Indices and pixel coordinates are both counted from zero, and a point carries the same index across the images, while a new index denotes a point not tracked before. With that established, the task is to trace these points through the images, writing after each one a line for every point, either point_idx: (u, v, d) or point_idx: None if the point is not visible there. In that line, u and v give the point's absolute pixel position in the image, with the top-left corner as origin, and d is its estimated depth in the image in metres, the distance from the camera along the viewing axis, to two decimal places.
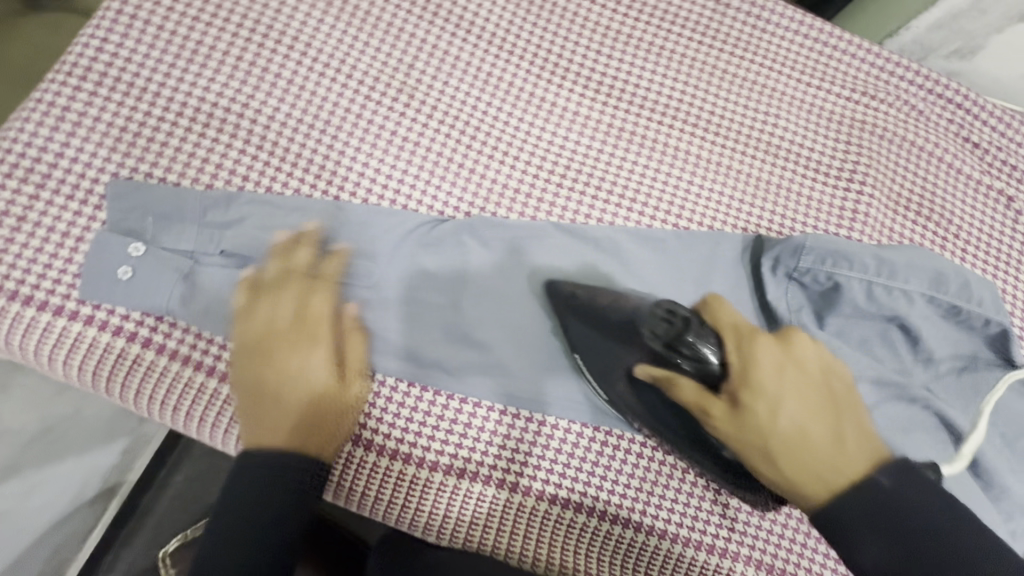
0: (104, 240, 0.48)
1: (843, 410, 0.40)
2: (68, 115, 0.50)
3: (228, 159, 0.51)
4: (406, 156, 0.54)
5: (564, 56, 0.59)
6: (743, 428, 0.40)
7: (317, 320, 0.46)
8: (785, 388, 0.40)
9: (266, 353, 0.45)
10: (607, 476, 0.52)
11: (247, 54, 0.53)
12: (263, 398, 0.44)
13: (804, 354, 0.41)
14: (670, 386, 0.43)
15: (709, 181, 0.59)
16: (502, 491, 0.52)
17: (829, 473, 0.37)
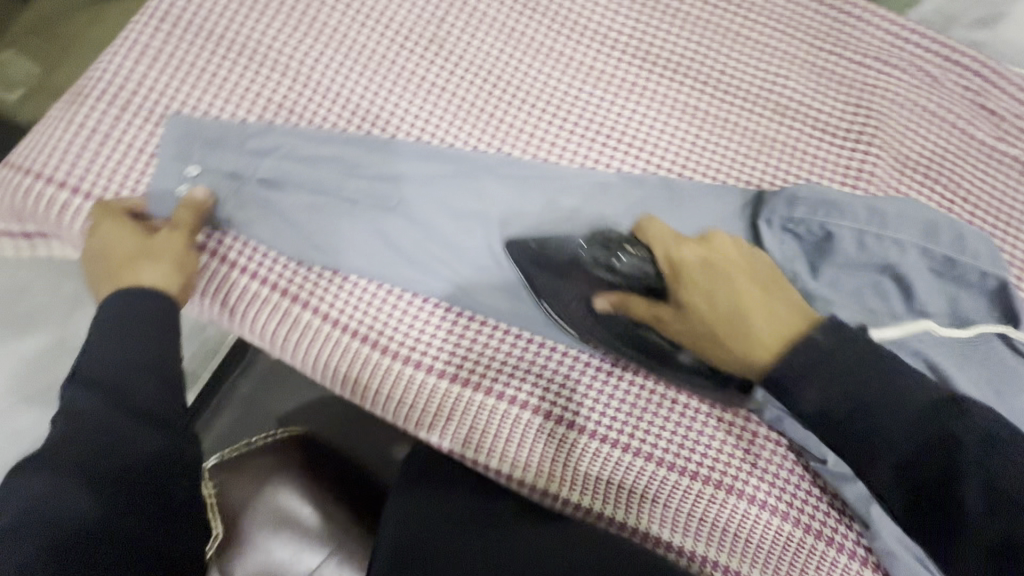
0: (166, 164, 0.56)
1: (778, 289, 0.49)
2: (148, 51, 0.58)
3: (278, 95, 0.59)
4: (432, 100, 0.60)
5: (583, 15, 0.64)
6: (688, 327, 0.50)
7: (109, 213, 0.53)
8: (720, 288, 0.48)
9: (105, 252, 0.51)
10: (629, 412, 0.56)
11: (299, 6, 0.61)
12: (94, 278, 0.51)
13: (721, 250, 0.50)
14: (627, 307, 0.53)
15: (716, 136, 0.62)
16: (558, 427, 0.57)
17: (722, 341, 0.47)
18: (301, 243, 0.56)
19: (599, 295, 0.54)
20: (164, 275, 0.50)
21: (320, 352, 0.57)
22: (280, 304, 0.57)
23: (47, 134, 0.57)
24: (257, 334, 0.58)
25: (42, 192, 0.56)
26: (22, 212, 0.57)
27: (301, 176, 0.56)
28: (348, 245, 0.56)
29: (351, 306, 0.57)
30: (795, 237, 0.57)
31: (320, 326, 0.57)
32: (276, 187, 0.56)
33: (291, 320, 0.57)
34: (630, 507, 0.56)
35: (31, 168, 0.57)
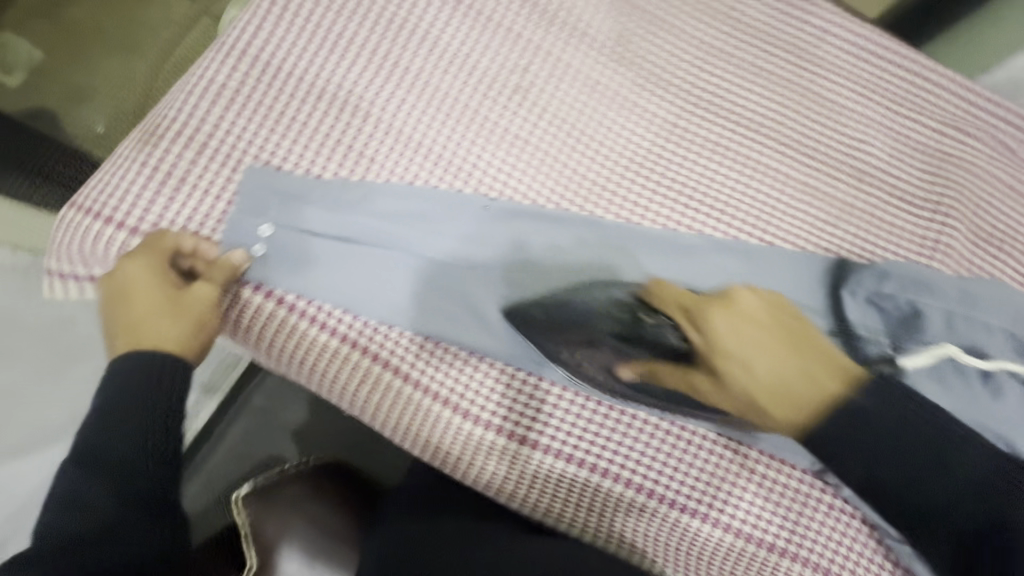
0: (243, 220, 0.53)
1: (803, 341, 0.49)
2: (224, 90, 0.56)
3: (360, 142, 0.56)
4: (516, 153, 0.58)
5: (668, 70, 0.62)
6: (725, 393, 0.51)
7: (140, 256, 0.50)
8: (747, 348, 0.48)
9: (127, 299, 0.49)
10: (697, 479, 0.58)
11: (381, 48, 0.59)
12: (112, 323, 0.50)
13: (747, 308, 0.50)
14: (653, 373, 0.54)
15: (797, 201, 0.62)
16: (629, 491, 0.57)
17: (787, 410, 0.46)
18: (382, 307, 0.54)
19: (625, 368, 0.55)
20: (181, 344, 0.50)
21: (401, 414, 0.56)
22: (359, 362, 0.55)
23: (113, 174, 0.54)
24: (336, 393, 0.56)
25: (107, 236, 0.53)
26: (85, 256, 0.54)
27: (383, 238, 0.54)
28: (430, 310, 0.55)
29: (433, 368, 0.56)
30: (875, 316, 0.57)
31: (401, 388, 0.55)
32: (356, 249, 0.54)
33: (372, 381, 0.55)
34: (682, 561, 0.59)
35: (94, 209, 0.53)
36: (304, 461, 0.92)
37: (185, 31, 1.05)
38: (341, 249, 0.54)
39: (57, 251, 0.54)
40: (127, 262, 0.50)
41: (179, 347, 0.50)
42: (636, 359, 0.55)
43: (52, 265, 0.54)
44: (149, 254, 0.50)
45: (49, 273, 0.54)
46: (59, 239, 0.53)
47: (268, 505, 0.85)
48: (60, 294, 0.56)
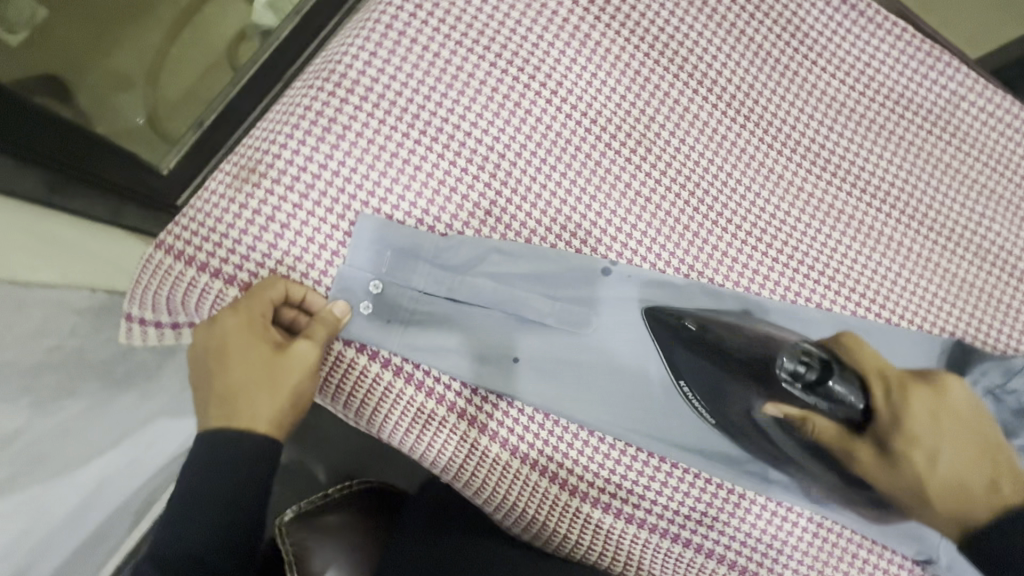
0: (352, 273, 0.50)
1: (994, 453, 0.54)
2: (331, 125, 0.51)
3: (475, 191, 0.53)
4: (637, 209, 0.55)
5: (795, 127, 0.60)
6: (897, 475, 0.54)
7: (242, 309, 0.46)
8: (939, 441, 0.54)
9: (224, 359, 0.46)
10: (808, 565, 0.54)
11: (502, 85, 0.54)
12: (206, 379, 0.47)
13: (955, 400, 0.56)
14: (801, 420, 0.53)
15: (916, 276, 0.59)
16: (733, 572, 0.54)
17: (959, 500, 0.53)
18: (494, 374, 0.50)
19: (773, 405, 0.53)
20: (273, 416, 0.47)
21: (507, 489, 0.52)
22: (464, 431, 0.51)
23: (205, 211, 0.49)
24: (436, 463, 0.52)
25: (200, 284, 0.49)
26: (172, 304, 0.49)
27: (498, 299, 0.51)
28: (543, 380, 0.51)
29: (541, 439, 0.51)
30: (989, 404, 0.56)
31: (509, 462, 0.51)
32: (471, 310, 0.51)
33: (477, 454, 0.51)
34: None
35: (185, 251, 0.49)
36: (347, 486, 0.89)
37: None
38: (454, 309, 0.51)
39: (139, 294, 0.49)
40: (227, 317, 0.46)
41: (270, 419, 0.47)
42: (791, 403, 0.53)
43: (131, 310, 0.50)
44: (251, 314, 0.46)
45: (126, 318, 0.50)
46: (144, 282, 0.49)
47: (315, 532, 0.82)
48: (137, 340, 0.51)
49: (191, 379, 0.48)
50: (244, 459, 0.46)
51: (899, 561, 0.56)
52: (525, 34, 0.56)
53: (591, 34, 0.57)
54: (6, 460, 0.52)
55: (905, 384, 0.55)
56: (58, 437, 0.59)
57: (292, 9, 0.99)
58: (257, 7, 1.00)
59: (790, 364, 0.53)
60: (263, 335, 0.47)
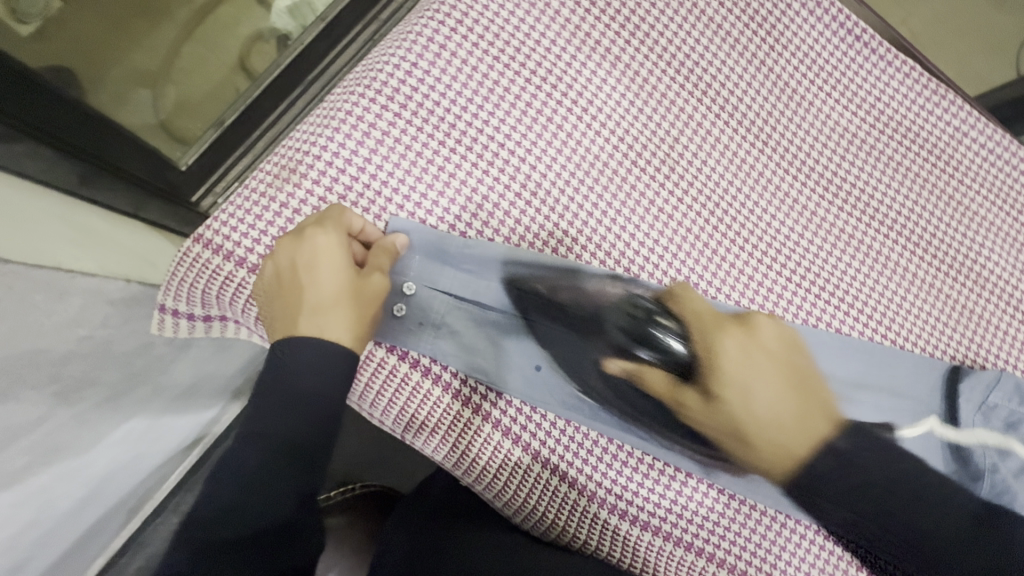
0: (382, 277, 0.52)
1: (810, 385, 0.55)
2: (370, 130, 0.53)
3: (503, 198, 0.55)
4: (659, 226, 0.58)
5: (810, 154, 0.63)
6: (714, 414, 0.52)
7: (328, 228, 0.47)
8: (744, 374, 0.52)
9: (301, 269, 0.47)
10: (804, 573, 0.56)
11: (534, 100, 0.57)
12: (289, 297, 0.46)
13: (765, 338, 0.54)
14: (645, 373, 0.53)
15: (919, 300, 0.63)
16: None
17: (778, 449, 0.51)
18: (513, 376, 0.52)
19: (613, 360, 0.53)
20: (357, 321, 0.47)
21: (528, 493, 0.53)
22: (490, 435, 0.52)
23: (245, 209, 0.50)
24: (459, 465, 0.53)
25: (236, 279, 0.50)
26: (207, 297, 0.51)
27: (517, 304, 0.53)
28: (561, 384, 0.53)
29: (561, 445, 0.53)
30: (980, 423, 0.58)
31: (530, 466, 0.53)
32: (489, 313, 0.53)
33: (500, 456, 0.52)
34: None
35: (220, 245, 0.49)
36: (349, 488, 0.89)
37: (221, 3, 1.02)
38: (474, 313, 0.53)
39: (174, 287, 0.50)
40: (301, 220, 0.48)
41: (355, 325, 0.47)
42: (648, 364, 0.53)
43: (166, 301, 0.51)
44: (320, 221, 0.47)
45: (160, 309, 0.51)
46: (180, 275, 0.50)
47: None
48: (169, 331, 0.53)
49: (271, 300, 0.47)
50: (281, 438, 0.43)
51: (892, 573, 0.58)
52: (559, 53, 0.58)
53: (621, 56, 0.60)
54: (25, 447, 0.52)
55: (708, 326, 0.53)
56: (72, 427, 0.59)
57: (313, 16, 1.01)
58: (277, 13, 1.02)
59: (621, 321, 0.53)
60: (338, 239, 0.48)
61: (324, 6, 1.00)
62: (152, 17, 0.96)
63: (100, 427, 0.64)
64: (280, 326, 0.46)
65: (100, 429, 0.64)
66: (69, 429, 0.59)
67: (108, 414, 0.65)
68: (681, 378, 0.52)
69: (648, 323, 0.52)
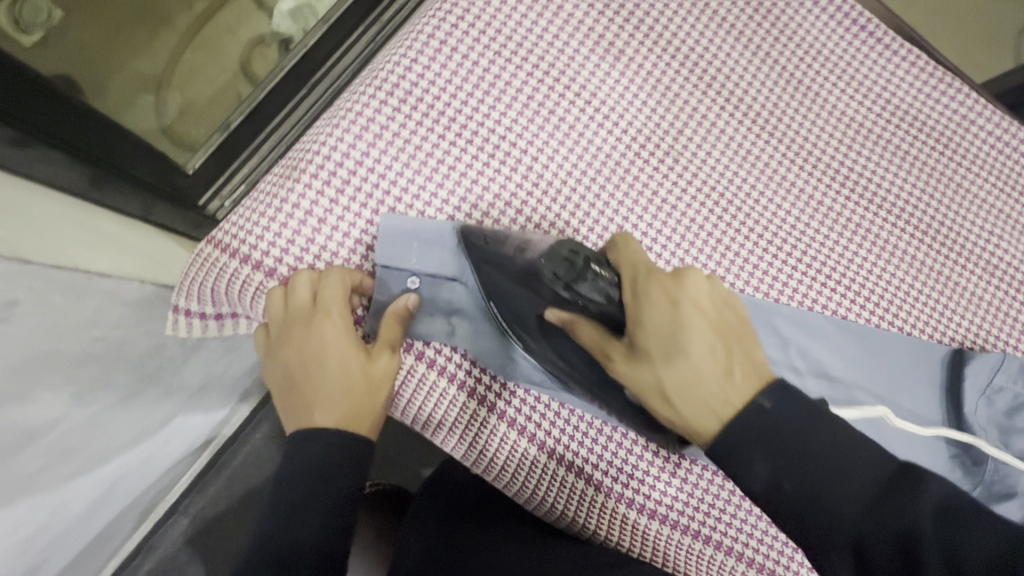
0: (386, 269, 0.52)
1: (741, 344, 0.42)
2: (374, 128, 0.53)
3: (506, 194, 0.56)
4: (663, 217, 0.58)
5: (814, 143, 0.63)
6: (636, 369, 0.43)
7: (331, 314, 0.48)
8: (670, 326, 0.42)
9: (313, 358, 0.47)
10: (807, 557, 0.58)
11: (537, 95, 0.57)
12: (302, 390, 0.46)
13: (692, 291, 0.43)
14: (577, 327, 0.47)
15: (926, 286, 0.63)
16: (743, 564, 0.57)
17: (703, 412, 0.39)
18: (517, 362, 0.53)
19: (551, 310, 0.49)
20: (364, 408, 0.46)
21: (535, 482, 0.55)
22: (497, 426, 0.54)
23: (253, 209, 0.51)
24: (465, 454, 0.55)
25: (243, 277, 0.50)
26: (217, 295, 0.51)
27: None
28: None
29: (566, 436, 0.55)
30: (984, 407, 0.57)
31: (537, 457, 0.55)
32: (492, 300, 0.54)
33: (505, 446, 0.54)
34: None
35: (231, 245, 0.50)
36: None
37: (222, 10, 1.03)
38: (477, 300, 0.53)
39: (186, 287, 0.51)
40: (292, 291, 0.49)
41: (359, 409, 0.46)
42: (580, 315, 0.47)
43: (178, 302, 0.51)
44: (321, 307, 0.48)
45: (174, 310, 0.52)
46: (192, 276, 0.50)
47: None
48: (183, 332, 0.52)
49: (285, 387, 0.48)
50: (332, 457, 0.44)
51: None
52: (561, 48, 0.59)
53: (624, 49, 0.60)
54: (40, 449, 0.53)
55: (647, 276, 0.44)
56: (87, 429, 0.60)
57: (313, 18, 1.01)
58: (278, 16, 1.03)
59: (561, 268, 0.47)
60: (342, 323, 0.48)
61: (325, 8, 1.00)
62: (155, 25, 0.98)
63: (114, 429, 0.65)
64: (292, 413, 0.47)
65: (114, 431, 0.65)
66: (83, 431, 0.59)
67: (121, 416, 0.65)
68: (613, 331, 0.46)
69: (584, 274, 0.46)
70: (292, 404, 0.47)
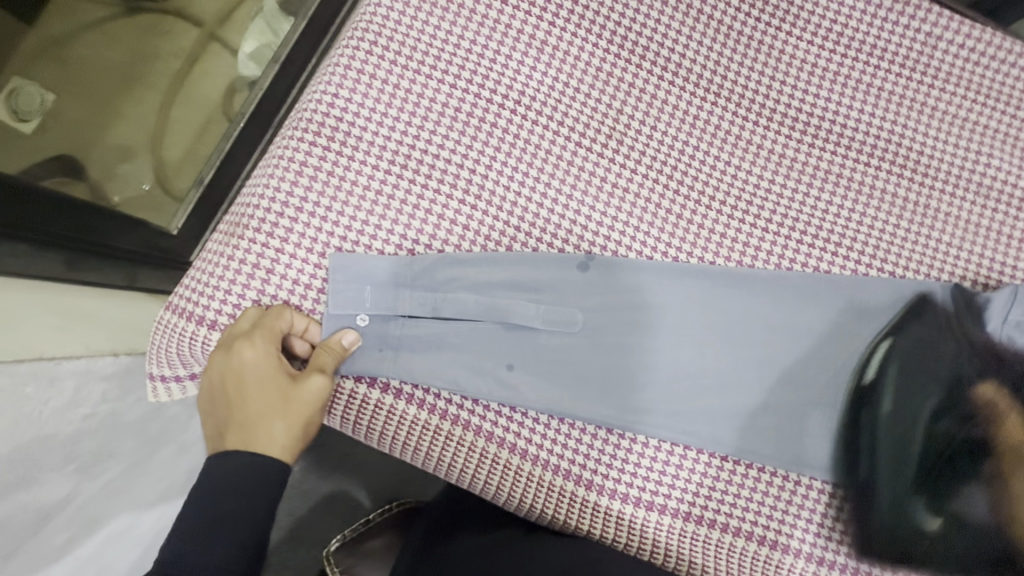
0: (336, 315, 0.51)
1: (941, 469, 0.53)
2: (305, 169, 0.53)
3: (451, 208, 0.54)
4: (615, 205, 0.56)
5: (769, 96, 0.60)
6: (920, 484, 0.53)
7: (258, 341, 0.47)
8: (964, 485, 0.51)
9: (238, 387, 0.47)
10: (828, 528, 0.54)
11: (465, 104, 0.56)
12: (222, 410, 0.47)
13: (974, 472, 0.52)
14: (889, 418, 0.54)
15: (915, 225, 0.58)
16: (761, 547, 0.53)
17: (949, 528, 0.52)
18: (479, 381, 0.51)
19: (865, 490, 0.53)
20: (283, 436, 0.47)
21: (523, 491, 0.52)
22: (471, 441, 0.51)
23: (203, 271, 0.52)
24: (452, 474, 0.53)
25: (201, 337, 0.51)
26: (184, 357, 0.52)
27: (476, 310, 0.52)
28: (527, 379, 0.52)
29: (549, 440, 0.52)
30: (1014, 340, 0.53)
31: (520, 465, 0.52)
32: (451, 324, 0.52)
33: (487, 460, 0.52)
34: None
35: (186, 310, 0.51)
36: (386, 509, 0.90)
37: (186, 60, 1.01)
38: (434, 327, 0.52)
39: (156, 355, 0.52)
40: (235, 321, 0.49)
41: (276, 435, 0.46)
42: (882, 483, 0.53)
43: (153, 369, 0.53)
44: (249, 333, 0.48)
45: (150, 377, 0.53)
46: (157, 344, 0.52)
47: (364, 560, 0.86)
48: (165, 396, 0.54)
49: (212, 414, 0.48)
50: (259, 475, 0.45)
51: None
52: (484, 51, 0.57)
53: (548, 39, 0.58)
54: (61, 522, 0.56)
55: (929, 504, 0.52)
56: (106, 498, 0.62)
57: (269, 56, 1.01)
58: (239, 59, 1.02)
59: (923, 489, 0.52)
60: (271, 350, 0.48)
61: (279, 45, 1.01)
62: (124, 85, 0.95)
63: (138, 491, 0.67)
64: (216, 439, 0.47)
65: (139, 494, 0.68)
66: (103, 500, 0.62)
67: (140, 479, 0.68)
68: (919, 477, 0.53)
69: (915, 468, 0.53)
70: (217, 430, 0.47)
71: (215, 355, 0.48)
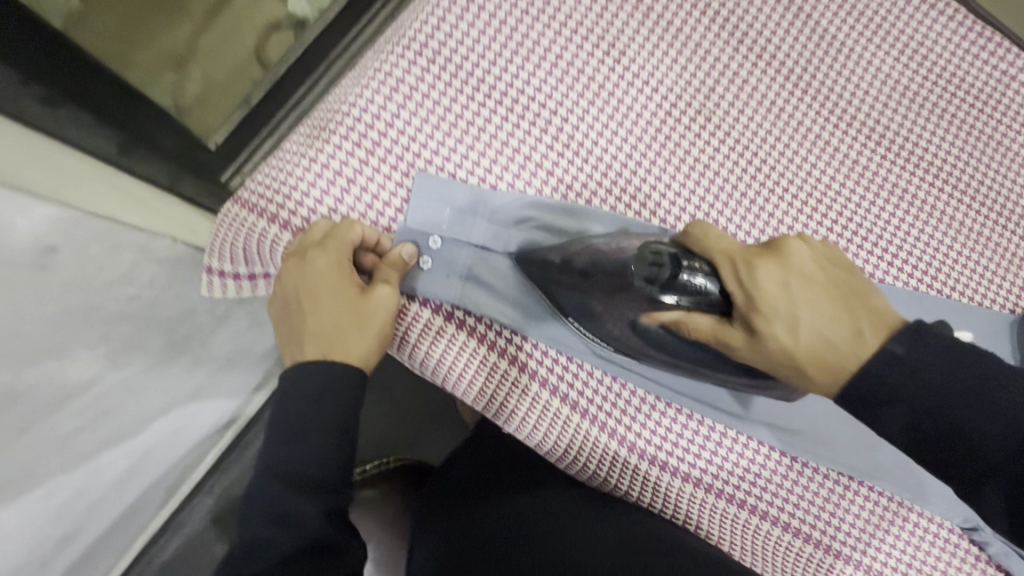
0: (410, 229, 0.51)
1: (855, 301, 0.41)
2: (401, 87, 0.52)
3: (537, 153, 0.54)
4: (695, 179, 0.57)
5: (851, 102, 0.61)
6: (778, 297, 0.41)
7: (330, 251, 0.47)
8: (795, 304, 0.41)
9: (314, 296, 0.48)
10: (850, 524, 0.56)
11: (565, 53, 0.56)
12: (297, 318, 0.48)
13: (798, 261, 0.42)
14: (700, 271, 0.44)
15: (965, 248, 0.61)
16: (785, 534, 0.55)
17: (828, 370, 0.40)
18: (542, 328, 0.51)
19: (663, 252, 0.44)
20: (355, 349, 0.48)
21: (568, 443, 0.53)
22: (525, 384, 0.52)
23: (278, 170, 0.51)
24: (499, 414, 0.53)
25: (270, 235, 0.51)
26: (248, 254, 0.51)
27: None
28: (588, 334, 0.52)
29: (599, 396, 0.53)
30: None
31: (570, 417, 0.53)
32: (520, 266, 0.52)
33: (539, 407, 0.52)
34: None
35: (257, 205, 0.50)
36: (384, 461, 0.88)
37: None
38: (505, 265, 0.52)
39: (217, 247, 0.50)
40: (308, 230, 0.49)
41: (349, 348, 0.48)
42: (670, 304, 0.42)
43: (212, 263, 0.51)
44: (321, 244, 0.47)
45: (207, 271, 0.51)
46: (219, 236, 0.50)
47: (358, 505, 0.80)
48: (219, 293, 0.52)
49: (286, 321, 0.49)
50: (333, 380, 0.47)
51: (945, 533, 0.58)
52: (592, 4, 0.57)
53: (655, 6, 0.58)
54: (77, 409, 0.53)
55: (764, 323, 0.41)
56: (122, 395, 0.60)
57: None
58: None
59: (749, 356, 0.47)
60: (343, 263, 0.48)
61: None
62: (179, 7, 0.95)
63: (146, 397, 0.65)
64: (291, 347, 0.49)
65: (150, 397, 0.65)
66: (119, 396, 0.60)
67: (154, 382, 0.65)
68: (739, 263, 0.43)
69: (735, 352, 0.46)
70: (292, 336, 0.49)
71: (290, 262, 0.48)
